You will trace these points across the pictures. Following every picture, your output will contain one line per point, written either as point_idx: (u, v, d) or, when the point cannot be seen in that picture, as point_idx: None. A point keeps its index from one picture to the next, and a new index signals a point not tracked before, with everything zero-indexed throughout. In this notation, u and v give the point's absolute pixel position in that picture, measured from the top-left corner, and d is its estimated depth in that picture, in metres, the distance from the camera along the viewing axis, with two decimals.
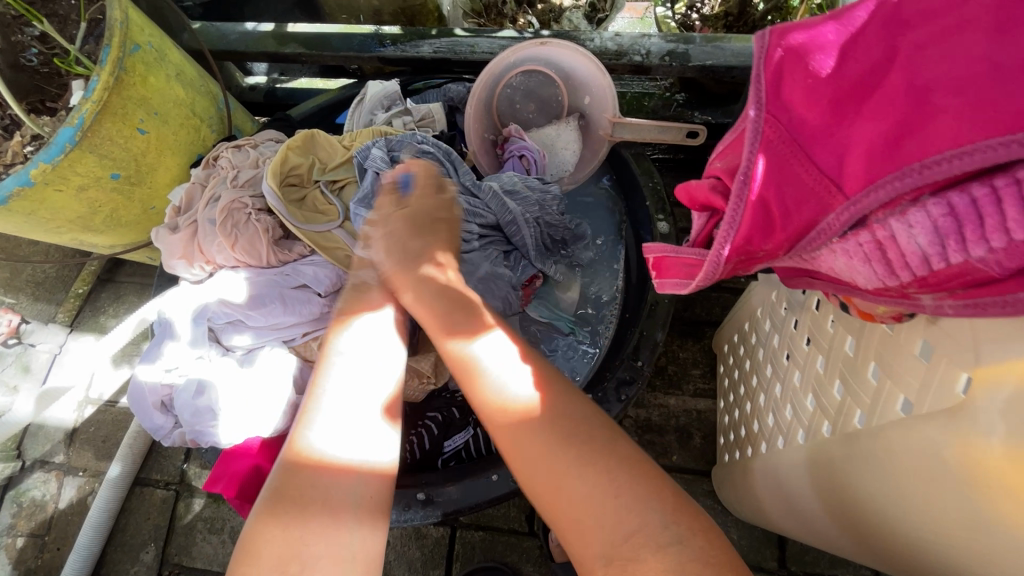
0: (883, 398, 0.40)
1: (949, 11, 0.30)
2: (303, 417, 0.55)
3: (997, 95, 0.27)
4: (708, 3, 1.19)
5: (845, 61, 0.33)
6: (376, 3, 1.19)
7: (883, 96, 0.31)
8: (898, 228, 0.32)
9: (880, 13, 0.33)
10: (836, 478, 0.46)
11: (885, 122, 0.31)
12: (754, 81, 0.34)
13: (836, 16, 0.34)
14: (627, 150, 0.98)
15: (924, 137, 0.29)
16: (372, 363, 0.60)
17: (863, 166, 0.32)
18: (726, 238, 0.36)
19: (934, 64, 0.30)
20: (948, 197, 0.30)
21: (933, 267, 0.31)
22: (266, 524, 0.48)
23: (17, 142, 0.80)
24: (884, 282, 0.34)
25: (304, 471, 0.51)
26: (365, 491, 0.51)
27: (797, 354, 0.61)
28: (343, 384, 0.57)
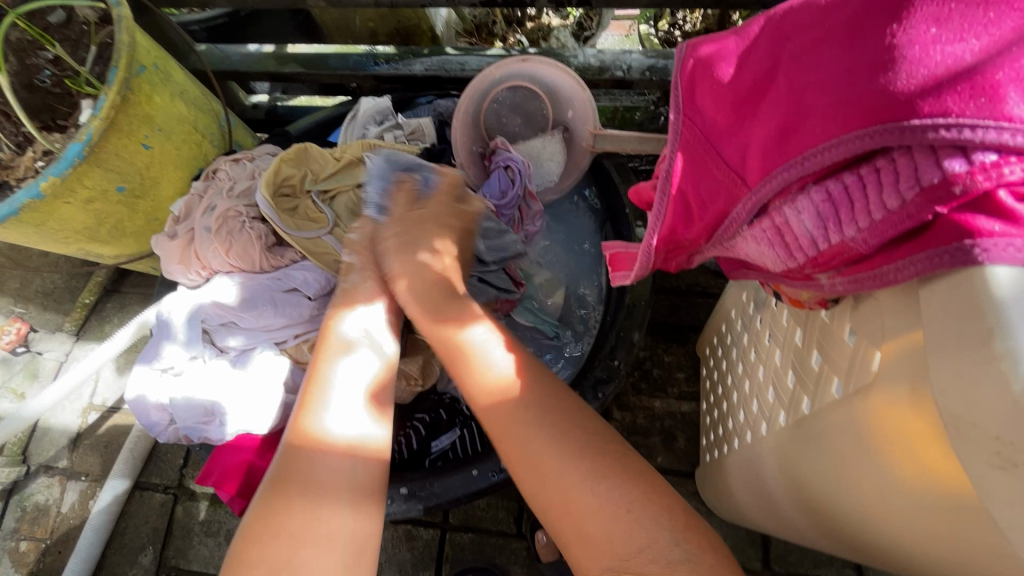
0: (821, 382, 0.43)
1: (820, 23, 0.33)
2: (309, 401, 0.60)
3: (855, 93, 0.30)
4: (689, 20, 1.25)
5: (742, 69, 0.37)
6: (372, 25, 1.25)
7: (771, 97, 0.34)
8: (789, 214, 0.34)
9: (770, 24, 0.36)
10: (791, 460, 0.49)
11: (773, 120, 0.34)
12: (674, 87, 0.40)
13: (740, 30, 0.39)
14: (609, 161, 1.02)
15: (802, 131, 0.32)
16: (366, 354, 0.65)
17: (757, 159, 0.35)
18: (653, 228, 0.42)
19: (808, 67, 0.33)
20: (826, 185, 0.32)
21: (820, 248, 0.34)
22: (271, 506, 0.52)
23: (29, 158, 0.85)
24: (787, 265, 0.37)
25: (306, 455, 0.55)
26: (359, 474, 0.56)
27: (762, 350, 0.64)
28: (344, 371, 0.62)
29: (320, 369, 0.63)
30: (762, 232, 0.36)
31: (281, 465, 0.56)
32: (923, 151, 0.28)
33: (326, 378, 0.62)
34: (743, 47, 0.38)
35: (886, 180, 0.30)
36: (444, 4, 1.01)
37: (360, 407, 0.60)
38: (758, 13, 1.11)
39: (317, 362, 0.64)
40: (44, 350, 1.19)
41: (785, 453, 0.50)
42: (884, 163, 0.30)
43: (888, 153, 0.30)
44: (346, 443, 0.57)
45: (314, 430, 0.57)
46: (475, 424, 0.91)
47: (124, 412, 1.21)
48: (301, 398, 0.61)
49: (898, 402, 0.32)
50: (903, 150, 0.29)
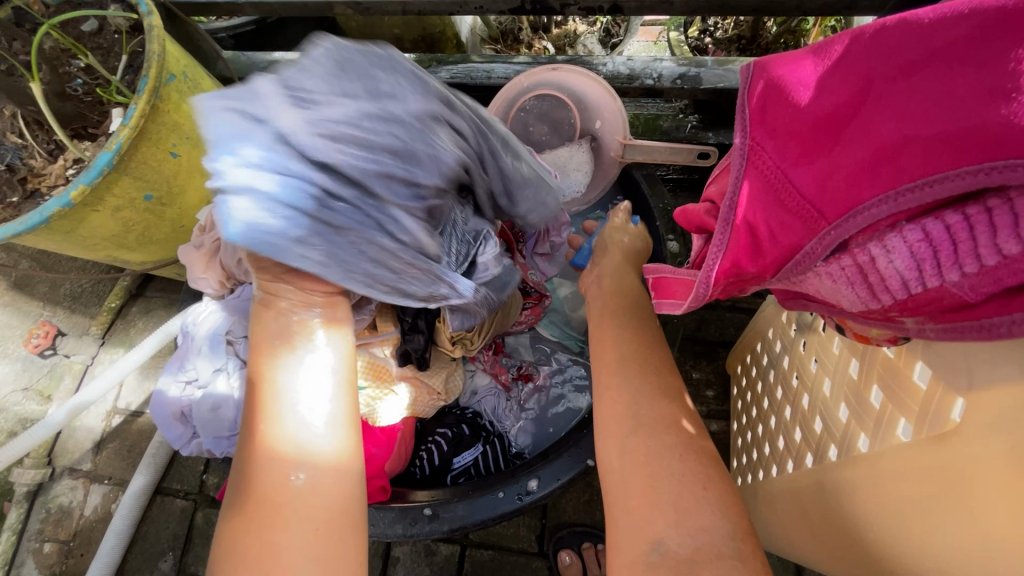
0: (885, 421, 0.40)
1: (921, 42, 0.30)
2: (262, 425, 0.46)
3: (967, 124, 0.28)
4: (721, 27, 1.23)
5: (822, 93, 0.33)
6: (398, 31, 1.24)
7: (859, 125, 0.32)
8: (876, 252, 0.32)
9: (855, 43, 0.32)
10: (843, 500, 0.46)
11: (864, 150, 0.31)
12: (741, 108, 0.37)
13: (818, 48, 0.35)
14: (638, 172, 0.98)
15: (900, 165, 0.30)
16: (320, 367, 0.49)
17: (842, 192, 0.32)
18: (714, 259, 0.39)
19: (904, 94, 0.30)
20: (923, 224, 0.30)
21: (912, 291, 0.31)
22: (232, 551, 0.43)
23: (61, 166, 0.86)
24: (867, 305, 0.34)
25: (259, 486, 0.44)
26: (327, 513, 0.44)
27: (806, 377, 0.61)
28: (294, 390, 0.47)
29: (263, 385, 0.48)
30: (840, 270, 0.34)
31: (233, 494, 0.46)
32: None
33: (274, 399, 0.47)
34: (822, 67, 0.34)
35: (1001, 222, 0.28)
36: (472, 12, 1.00)
37: (322, 427, 0.47)
38: (793, 19, 1.08)
39: (258, 381, 0.48)
40: (72, 352, 1.18)
41: (836, 492, 0.47)
42: (998, 203, 0.28)
43: (1003, 192, 0.28)
44: (304, 472, 0.45)
45: (265, 457, 0.45)
46: (498, 442, 0.90)
47: (147, 416, 1.22)
48: (246, 420, 0.47)
49: (988, 457, 0.30)
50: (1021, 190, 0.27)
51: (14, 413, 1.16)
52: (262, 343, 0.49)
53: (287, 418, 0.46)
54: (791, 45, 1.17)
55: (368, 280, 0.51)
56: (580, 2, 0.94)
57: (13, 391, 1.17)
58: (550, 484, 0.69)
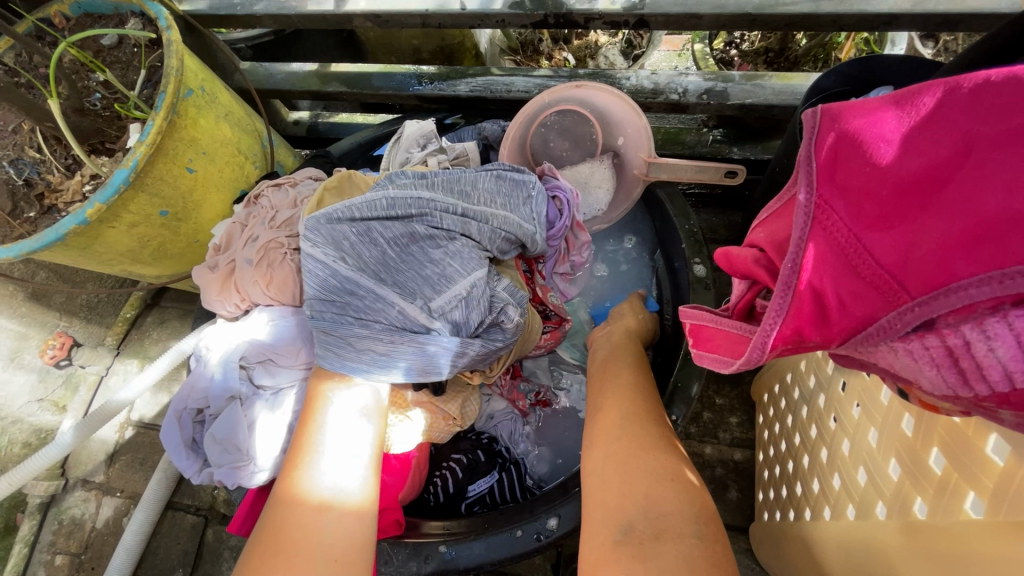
0: (950, 491, 0.37)
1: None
2: (297, 461, 0.56)
3: None
4: (747, 39, 1.19)
5: (909, 153, 0.30)
6: (416, 42, 1.23)
7: (954, 193, 0.29)
8: (973, 336, 0.28)
9: (948, 99, 0.30)
10: (895, 567, 0.42)
11: (962, 222, 0.28)
12: (807, 161, 0.34)
13: (900, 100, 0.32)
14: (662, 189, 0.95)
15: (1007, 242, 0.27)
16: (355, 415, 0.61)
17: (931, 266, 0.29)
18: (772, 327, 0.34)
19: (1011, 165, 0.27)
20: None
21: (1016, 384, 0.28)
22: (254, 559, 0.50)
23: (78, 182, 0.85)
24: (955, 391, 0.30)
25: (287, 516, 0.52)
26: (342, 534, 0.52)
27: (846, 420, 0.57)
28: (329, 434, 0.58)
29: (306, 432, 0.59)
30: (924, 351, 0.30)
31: (262, 526, 0.52)
32: None
33: (314, 444, 0.57)
34: (907, 125, 0.31)
35: None
36: (493, 25, 0.98)
37: (345, 471, 0.56)
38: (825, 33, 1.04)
39: (304, 426, 0.60)
40: (87, 363, 1.18)
41: (887, 556, 0.44)
42: None
43: None
44: (324, 508, 0.53)
45: (296, 493, 0.53)
46: (514, 469, 0.86)
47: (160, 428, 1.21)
48: (287, 461, 0.57)
49: None
50: None
51: (28, 424, 1.15)
52: (317, 396, 0.63)
53: (319, 456, 0.56)
54: (821, 58, 1.13)
55: (344, 357, 0.63)
56: (605, 16, 0.91)
57: (27, 402, 1.16)
58: (571, 522, 0.66)
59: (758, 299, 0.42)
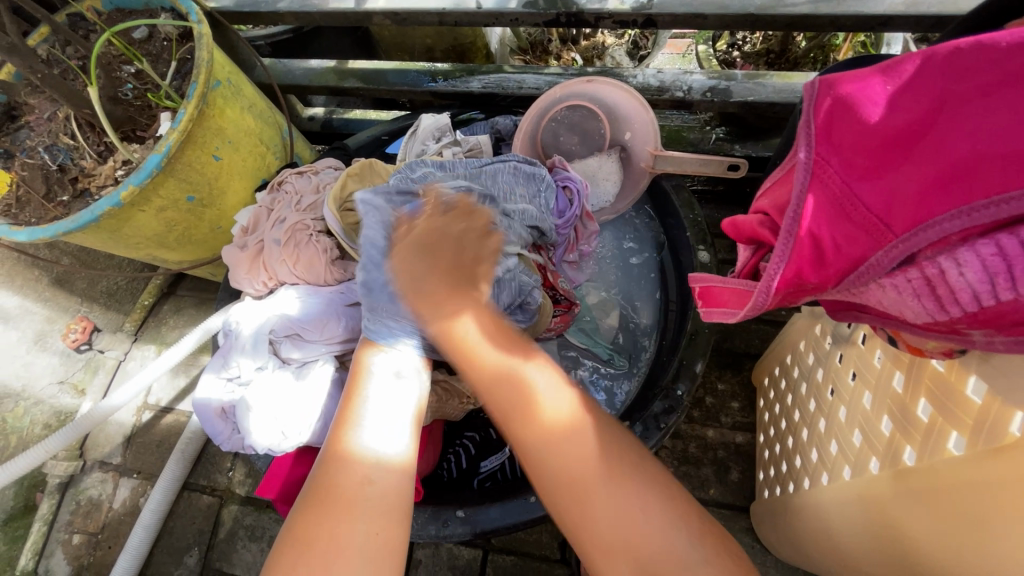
0: (935, 435, 0.40)
1: (992, 68, 0.32)
2: (343, 420, 0.55)
3: None
4: (749, 41, 1.24)
5: (893, 111, 0.34)
6: (430, 41, 1.27)
7: (932, 143, 0.33)
8: (946, 265, 0.32)
9: (927, 64, 0.34)
10: (887, 512, 0.46)
11: (937, 165, 0.32)
12: (805, 123, 0.38)
13: (886, 69, 0.36)
14: (667, 182, 0.99)
15: (974, 180, 0.31)
16: (395, 381, 0.60)
17: (913, 205, 0.33)
18: (775, 271, 0.38)
19: (978, 116, 0.31)
20: (997, 238, 0.31)
21: (983, 304, 0.32)
22: (307, 509, 0.49)
23: (111, 167, 0.89)
24: (933, 317, 0.34)
25: (336, 473, 0.51)
26: (389, 489, 0.51)
27: (843, 389, 0.61)
28: (373, 396, 0.58)
29: (354, 395, 0.58)
30: (907, 282, 0.34)
31: (311, 482, 0.52)
32: None
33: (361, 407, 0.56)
34: (893, 89, 0.35)
35: None
36: (507, 24, 1.02)
37: (392, 432, 0.55)
38: (824, 35, 1.09)
39: (351, 390, 0.59)
40: (106, 348, 1.21)
41: (880, 505, 0.47)
42: None
43: None
44: (372, 469, 0.51)
45: (342, 449, 0.52)
46: None
47: (177, 412, 1.24)
48: (336, 421, 0.56)
49: None
50: None
51: (49, 405, 1.18)
52: (363, 363, 0.62)
53: (365, 418, 0.55)
54: (819, 60, 1.17)
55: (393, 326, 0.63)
56: (615, 15, 0.96)
57: (49, 384, 1.19)
58: None
59: (761, 262, 0.46)
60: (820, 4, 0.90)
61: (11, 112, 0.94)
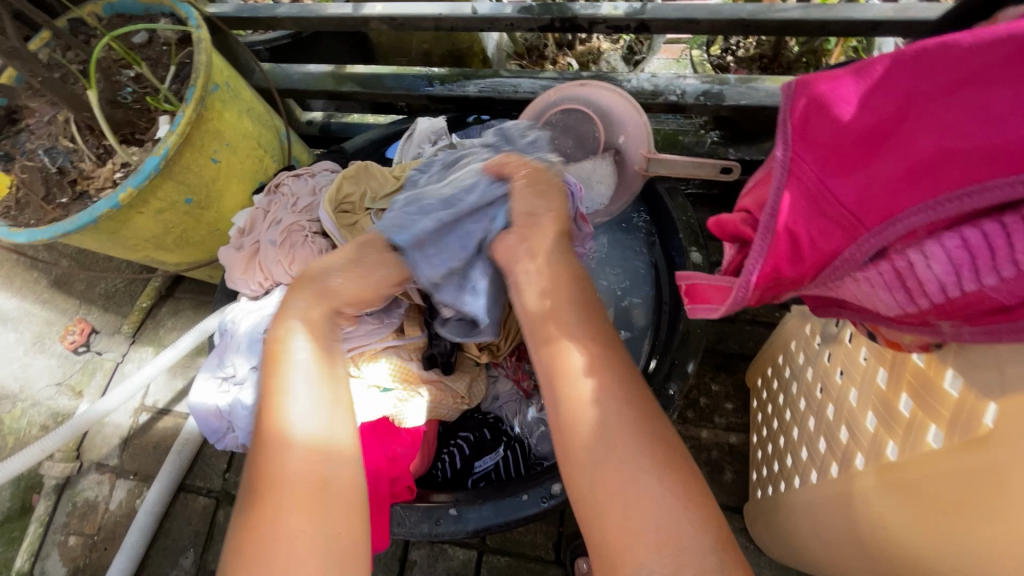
0: (916, 429, 0.41)
1: (957, 65, 0.32)
2: (270, 409, 0.57)
3: (1005, 140, 0.30)
4: (743, 46, 1.25)
5: (863, 110, 0.35)
6: (427, 46, 1.29)
7: (899, 141, 0.34)
8: (915, 258, 0.33)
9: (896, 63, 0.35)
10: (872, 507, 0.46)
11: (904, 162, 0.33)
12: (782, 122, 0.39)
13: (858, 68, 0.37)
14: (661, 185, 1.00)
15: (938, 176, 0.32)
16: (311, 358, 0.61)
17: (882, 201, 0.34)
18: (754, 265, 0.40)
19: (943, 114, 0.32)
20: (962, 232, 0.32)
21: (950, 295, 0.33)
22: (248, 503, 0.53)
23: (109, 169, 0.90)
24: (905, 309, 0.36)
25: (266, 467, 0.54)
26: (317, 473, 0.54)
27: (831, 388, 0.62)
28: (291, 379, 0.59)
29: (273, 390, 0.58)
30: (878, 275, 0.36)
31: (251, 477, 0.55)
32: None
33: (283, 402, 0.57)
34: (864, 88, 0.36)
35: None
36: (502, 29, 1.04)
37: (313, 414, 0.57)
38: (816, 40, 1.10)
39: (268, 383, 0.59)
40: (104, 350, 1.22)
41: (865, 499, 0.48)
42: None
43: None
44: (307, 458, 0.55)
45: (273, 439, 0.55)
46: (520, 446, 0.91)
47: (173, 414, 1.24)
48: (260, 415, 0.58)
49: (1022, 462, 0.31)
50: None
51: (45, 407, 1.18)
52: (275, 352, 0.61)
53: (290, 401, 0.57)
54: (812, 65, 1.19)
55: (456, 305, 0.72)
56: (608, 20, 0.97)
57: (47, 385, 1.19)
58: None
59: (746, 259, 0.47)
60: (810, 10, 0.92)
61: (12, 115, 0.95)
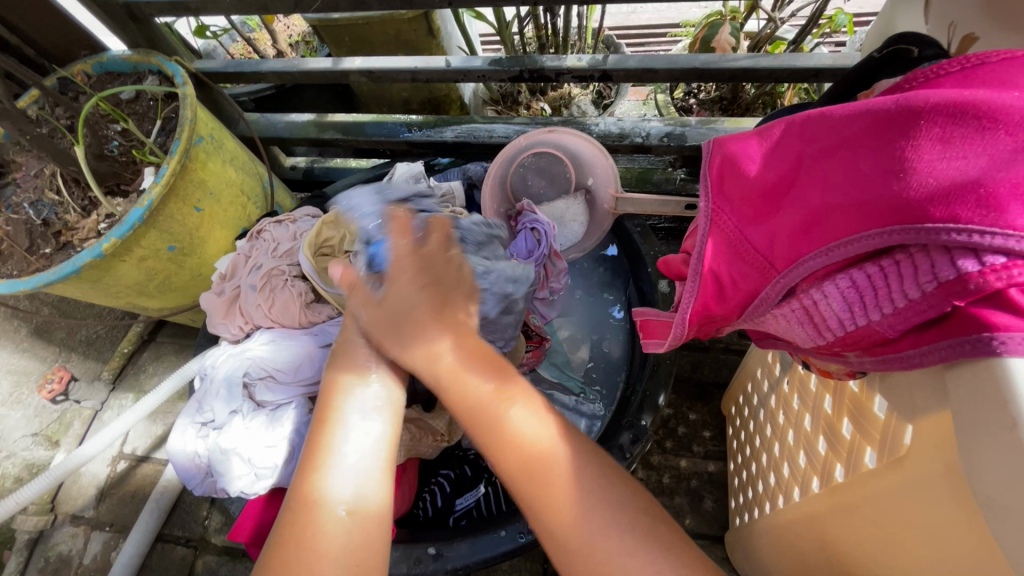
0: (856, 451, 0.44)
1: (832, 132, 0.37)
2: (317, 455, 0.52)
3: (871, 195, 0.34)
4: (704, 90, 1.34)
5: (766, 167, 0.40)
6: (406, 95, 1.35)
7: (795, 193, 0.38)
8: (817, 296, 0.37)
9: (791, 127, 0.40)
10: (826, 530, 0.48)
11: (798, 213, 0.37)
12: (702, 179, 0.44)
13: (763, 131, 0.42)
14: (630, 223, 1.04)
15: (826, 227, 0.36)
16: (370, 408, 0.56)
17: (786, 247, 0.38)
18: (687, 303, 0.45)
19: (827, 171, 0.36)
20: (851, 273, 0.35)
21: (847, 329, 0.37)
22: (279, 550, 0.48)
23: (94, 221, 0.93)
24: (817, 342, 0.40)
25: (304, 514, 0.49)
26: (359, 537, 0.48)
27: (791, 414, 0.64)
28: (347, 425, 0.54)
29: (324, 427, 0.54)
30: (791, 311, 0.39)
31: (285, 516, 0.50)
32: (939, 250, 0.31)
33: (329, 441, 0.53)
34: (766, 148, 0.41)
35: (907, 272, 0.33)
36: (474, 79, 1.10)
37: (363, 469, 0.52)
38: (768, 85, 1.19)
39: (324, 416, 0.56)
40: (83, 398, 1.19)
41: (819, 521, 0.50)
42: (903, 257, 0.33)
43: (906, 249, 0.33)
44: (340, 512, 0.49)
45: (315, 492, 0.50)
46: (499, 481, 0.90)
47: (153, 461, 1.22)
48: (303, 459, 0.53)
49: (934, 476, 0.33)
50: (919, 248, 0.32)
51: (21, 458, 1.17)
52: (340, 384, 0.58)
53: (339, 450, 0.52)
54: (768, 106, 1.27)
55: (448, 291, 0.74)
56: (574, 70, 1.04)
57: (22, 437, 1.18)
58: None
59: None
60: (759, 59, 0.99)
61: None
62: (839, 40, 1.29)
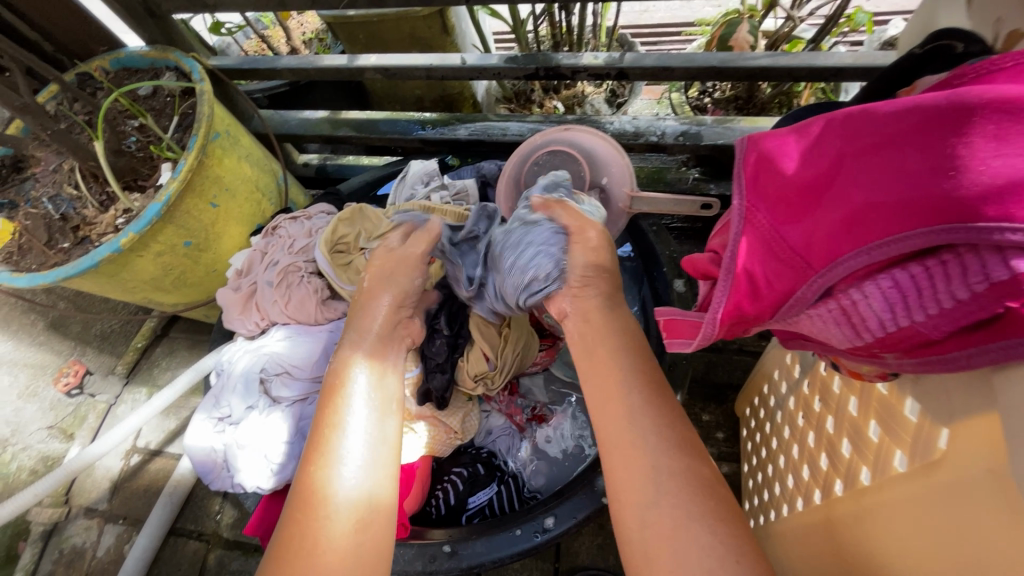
0: (884, 454, 0.44)
1: (875, 129, 0.36)
2: (320, 452, 0.54)
3: (919, 193, 0.33)
4: (719, 88, 1.33)
5: (804, 164, 0.39)
6: (419, 93, 1.35)
7: (834, 191, 0.37)
8: (857, 296, 0.37)
9: (829, 124, 0.39)
10: (850, 534, 0.48)
11: (839, 211, 0.37)
12: (736, 176, 0.43)
13: (799, 128, 0.41)
14: (645, 222, 1.04)
15: (870, 225, 0.35)
16: (374, 409, 0.58)
17: (825, 246, 0.37)
18: (719, 303, 0.44)
19: (870, 168, 0.36)
20: (894, 273, 0.35)
21: (888, 330, 0.36)
22: (284, 544, 0.49)
23: (111, 216, 0.93)
24: (854, 342, 0.39)
25: (308, 510, 0.50)
26: (364, 532, 0.51)
27: (812, 416, 0.64)
28: (351, 423, 0.56)
29: (329, 425, 0.56)
30: (828, 311, 0.39)
31: (289, 509, 0.52)
32: (990, 250, 0.31)
33: (335, 438, 0.55)
34: (804, 145, 0.40)
35: (953, 272, 0.32)
36: (490, 77, 1.10)
37: (368, 468, 0.54)
38: (784, 84, 1.18)
39: (324, 415, 0.57)
40: (97, 392, 1.21)
41: (842, 525, 0.49)
42: (951, 257, 0.32)
43: (954, 248, 0.32)
44: (346, 506, 0.51)
45: (320, 487, 0.52)
46: (513, 480, 0.92)
47: (165, 455, 1.23)
48: (307, 455, 0.55)
49: (975, 480, 0.33)
50: (969, 247, 0.32)
51: (36, 451, 1.17)
52: (340, 382, 0.59)
53: (343, 448, 0.54)
54: (784, 106, 1.26)
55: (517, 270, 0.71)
56: (590, 68, 1.03)
57: (37, 429, 1.18)
58: (567, 521, 0.71)
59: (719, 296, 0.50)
60: (778, 57, 0.98)
61: (18, 163, 0.99)
62: (858, 38, 1.27)
